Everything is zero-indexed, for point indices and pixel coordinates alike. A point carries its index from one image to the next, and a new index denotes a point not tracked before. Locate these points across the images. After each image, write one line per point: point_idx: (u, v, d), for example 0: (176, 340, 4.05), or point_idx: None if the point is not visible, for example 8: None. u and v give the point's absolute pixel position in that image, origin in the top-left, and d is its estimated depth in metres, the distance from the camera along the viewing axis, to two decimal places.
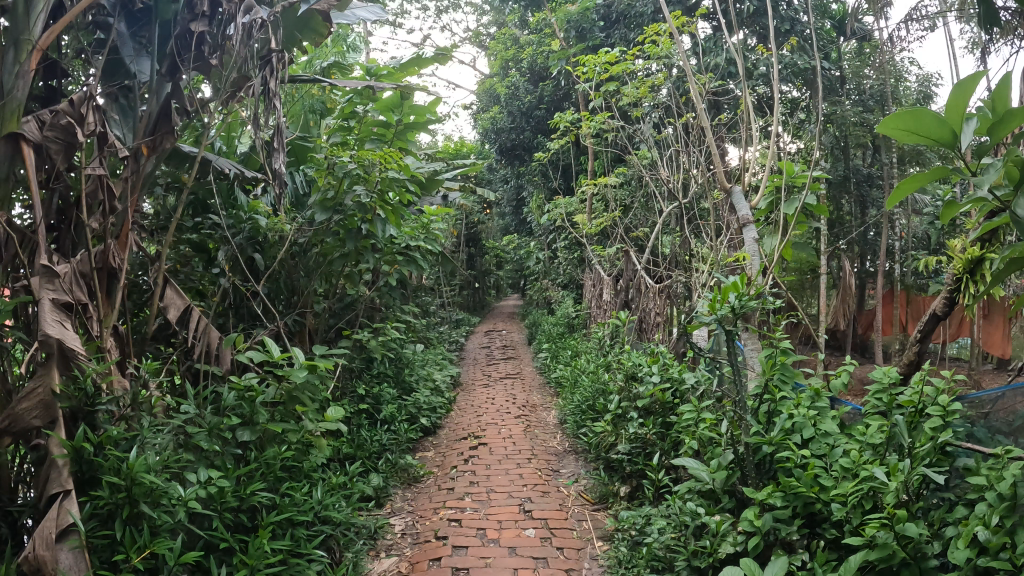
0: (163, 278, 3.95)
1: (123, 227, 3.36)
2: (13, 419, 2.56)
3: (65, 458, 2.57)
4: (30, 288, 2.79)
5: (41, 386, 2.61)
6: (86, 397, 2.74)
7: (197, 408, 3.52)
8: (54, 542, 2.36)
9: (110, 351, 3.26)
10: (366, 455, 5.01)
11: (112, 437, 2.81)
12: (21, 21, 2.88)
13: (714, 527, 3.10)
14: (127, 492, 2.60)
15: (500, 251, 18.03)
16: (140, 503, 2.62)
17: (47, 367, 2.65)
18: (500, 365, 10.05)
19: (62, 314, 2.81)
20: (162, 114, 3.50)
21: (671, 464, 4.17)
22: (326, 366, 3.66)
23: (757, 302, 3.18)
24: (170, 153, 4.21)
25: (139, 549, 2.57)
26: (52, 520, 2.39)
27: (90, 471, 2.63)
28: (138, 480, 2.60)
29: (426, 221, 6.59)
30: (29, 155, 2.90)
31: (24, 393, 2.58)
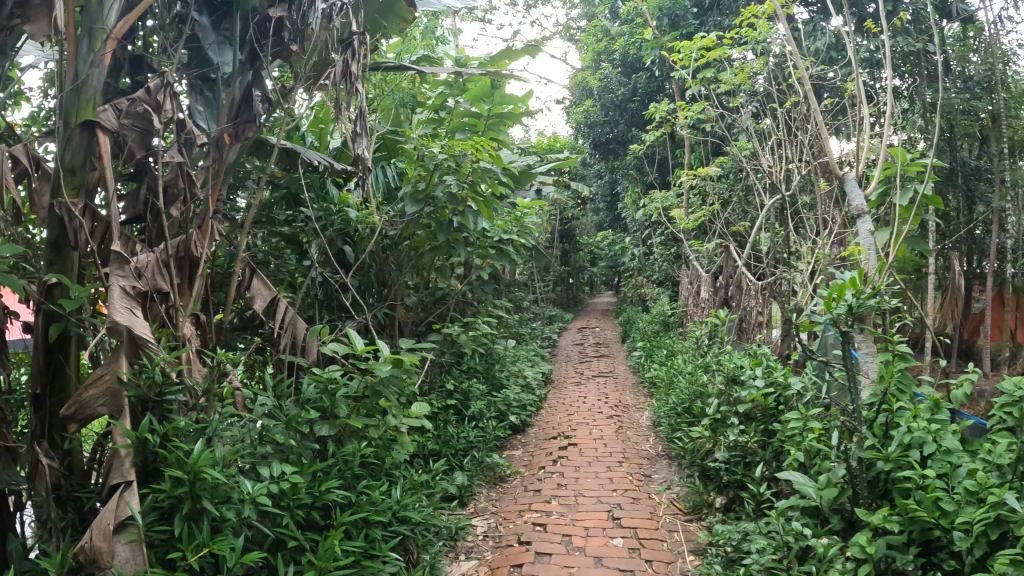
0: (248, 267, 3.89)
1: (204, 216, 3.39)
2: (81, 406, 2.74)
3: (127, 449, 2.59)
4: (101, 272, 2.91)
5: (108, 372, 2.78)
6: (154, 386, 2.84)
7: (277, 402, 3.48)
8: (109, 533, 2.36)
9: (189, 340, 3.31)
10: (450, 453, 4.91)
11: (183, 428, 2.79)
12: (94, 11, 2.98)
13: (821, 551, 2.89)
14: (189, 486, 2.55)
15: (594, 247, 17.81)
16: (202, 499, 2.56)
17: (115, 354, 2.81)
18: (593, 364, 9.84)
19: (132, 300, 2.91)
20: (244, 100, 3.51)
21: (773, 475, 3.94)
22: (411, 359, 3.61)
23: (876, 300, 2.96)
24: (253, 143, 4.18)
25: (196, 547, 2.49)
26: (110, 511, 2.39)
27: (153, 462, 2.64)
28: (200, 476, 2.55)
29: (519, 214, 6.46)
30: (105, 143, 3.00)
31: (93, 380, 2.76)
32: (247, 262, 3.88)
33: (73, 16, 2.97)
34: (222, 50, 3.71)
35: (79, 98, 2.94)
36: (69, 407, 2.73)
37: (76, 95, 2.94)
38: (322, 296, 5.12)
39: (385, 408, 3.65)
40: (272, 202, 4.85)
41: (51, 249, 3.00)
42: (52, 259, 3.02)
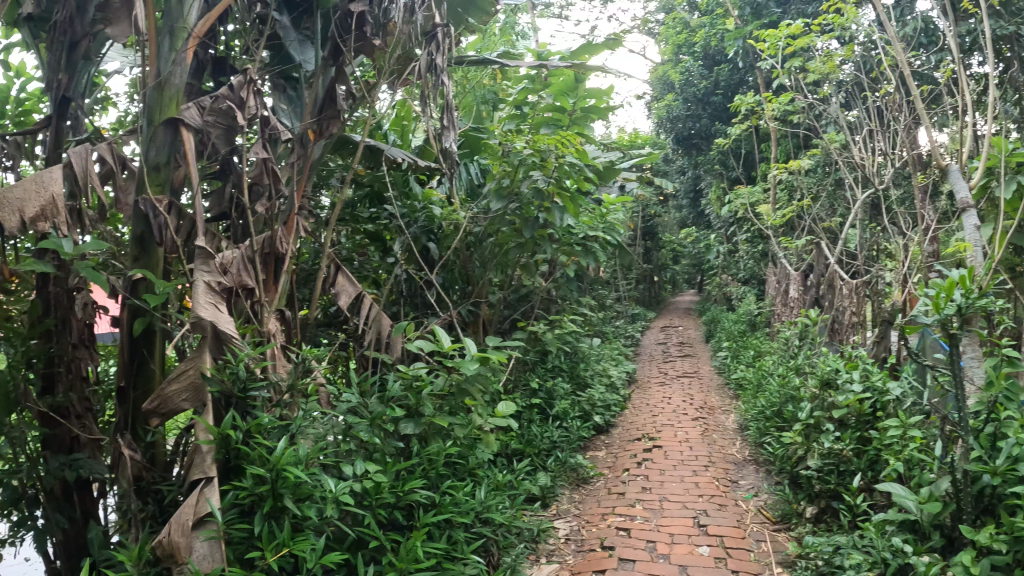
0: (333, 262, 3.93)
1: (289, 213, 3.45)
2: (163, 401, 2.87)
3: (208, 445, 2.74)
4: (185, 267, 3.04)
5: (192, 367, 2.90)
6: (238, 382, 2.95)
7: (362, 399, 3.48)
8: (188, 530, 2.50)
9: (274, 336, 3.40)
10: (534, 453, 4.87)
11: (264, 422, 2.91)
12: (175, 10, 3.08)
13: (922, 569, 2.77)
14: (270, 484, 2.62)
15: (677, 245, 17.53)
16: (284, 496, 2.60)
17: (200, 348, 2.93)
18: (678, 364, 9.67)
19: (215, 296, 3.01)
20: (328, 97, 3.50)
21: (870, 485, 3.79)
22: (498, 358, 3.66)
23: (987, 301, 2.83)
24: (336, 142, 4.19)
25: (277, 546, 2.51)
26: (190, 509, 2.56)
27: (235, 459, 2.80)
28: (282, 473, 2.61)
29: (604, 210, 6.36)
30: (189, 140, 3.10)
31: (177, 375, 2.89)
32: (332, 259, 3.90)
33: (154, 19, 3.07)
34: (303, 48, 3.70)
35: (163, 96, 3.04)
36: (153, 402, 2.87)
37: (160, 94, 3.04)
38: (408, 292, 5.14)
39: (470, 407, 3.67)
40: (356, 200, 4.86)
41: (136, 245, 3.18)
42: (138, 255, 3.17)
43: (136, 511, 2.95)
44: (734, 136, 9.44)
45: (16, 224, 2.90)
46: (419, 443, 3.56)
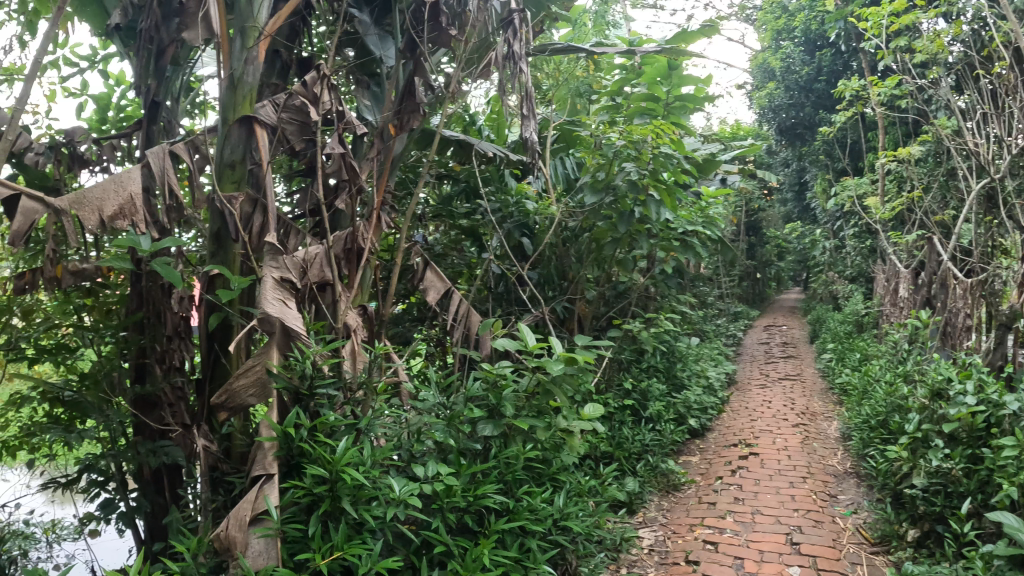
0: (420, 260, 3.64)
1: (370, 208, 3.45)
2: (232, 395, 2.98)
3: (271, 442, 2.87)
4: (255, 265, 3.12)
5: (258, 364, 3.00)
6: (305, 379, 3.05)
7: (441, 398, 3.41)
8: (243, 525, 2.63)
9: (356, 330, 3.43)
10: (622, 456, 4.73)
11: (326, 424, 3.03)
12: (245, 11, 3.03)
13: None
14: (330, 485, 2.73)
15: (783, 240, 16.98)
16: (340, 499, 2.70)
17: (267, 345, 3.03)
18: (781, 365, 9.32)
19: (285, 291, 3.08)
20: (406, 89, 3.30)
21: (982, 509, 3.51)
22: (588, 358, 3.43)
23: None
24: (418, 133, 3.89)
25: (329, 548, 2.57)
26: (248, 504, 2.67)
27: (297, 456, 2.92)
28: (342, 475, 2.71)
29: (704, 204, 6.12)
30: (263, 138, 3.08)
31: (243, 371, 2.98)
32: (419, 253, 3.64)
33: (224, 19, 3.02)
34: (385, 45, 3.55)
35: (236, 96, 3.04)
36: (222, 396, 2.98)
37: (235, 94, 3.04)
38: (498, 288, 5.03)
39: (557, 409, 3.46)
40: (453, 195, 4.73)
41: (214, 242, 3.21)
42: (216, 250, 3.21)
43: (207, 501, 2.99)
44: (839, 124, 9.01)
45: (96, 225, 2.93)
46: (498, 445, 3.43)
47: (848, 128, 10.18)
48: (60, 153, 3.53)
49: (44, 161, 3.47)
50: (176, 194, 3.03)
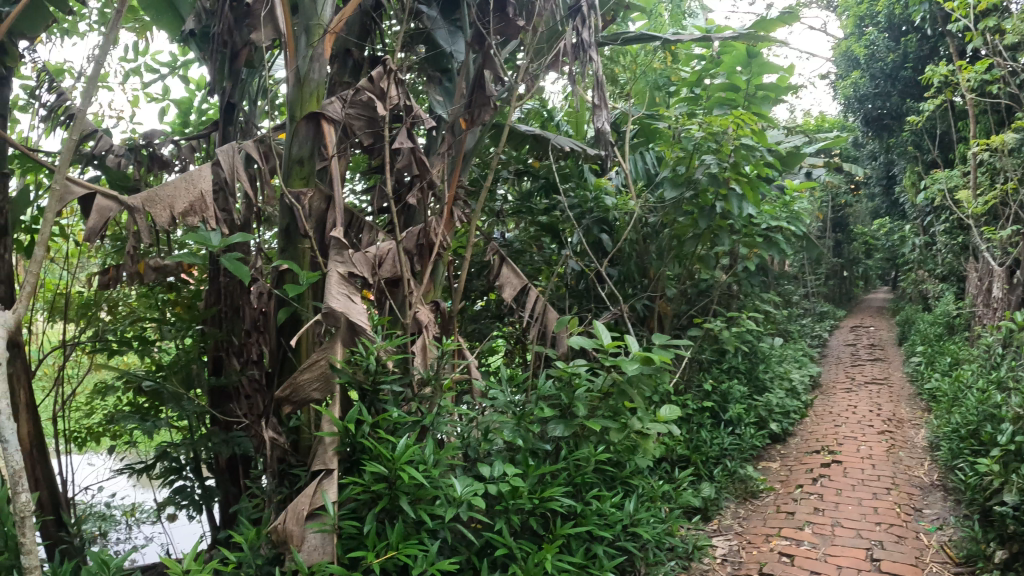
0: (497, 255, 3.48)
1: (444, 204, 3.36)
2: (296, 389, 2.98)
3: (331, 437, 2.92)
4: (322, 260, 3.09)
5: (322, 358, 3.00)
6: (368, 375, 3.06)
7: (512, 397, 3.34)
8: (300, 520, 2.70)
9: (426, 328, 3.36)
10: (700, 460, 4.62)
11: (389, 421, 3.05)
12: (309, 8, 3.02)
13: None
14: (386, 484, 2.79)
15: (872, 237, 16.48)
16: (397, 498, 2.75)
17: (331, 340, 3.03)
18: (867, 368, 9.03)
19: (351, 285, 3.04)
20: (477, 82, 3.21)
21: None
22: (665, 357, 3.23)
23: None
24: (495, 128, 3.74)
25: (382, 546, 2.63)
26: (305, 499, 2.74)
27: (356, 453, 2.98)
28: (400, 473, 2.76)
29: (788, 199, 5.92)
30: (330, 133, 3.08)
31: (307, 365, 2.98)
32: (495, 249, 3.48)
33: (289, 17, 3.02)
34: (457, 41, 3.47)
35: (303, 92, 3.03)
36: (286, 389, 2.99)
37: (302, 91, 3.04)
38: (577, 284, 4.91)
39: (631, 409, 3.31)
40: (533, 191, 4.66)
41: (284, 238, 3.19)
42: (285, 245, 3.18)
43: (272, 493, 2.98)
44: (926, 114, 8.64)
45: (167, 222, 2.96)
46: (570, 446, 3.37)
47: (939, 118, 9.75)
48: (141, 155, 3.54)
49: (126, 163, 3.49)
50: (246, 190, 3.04)
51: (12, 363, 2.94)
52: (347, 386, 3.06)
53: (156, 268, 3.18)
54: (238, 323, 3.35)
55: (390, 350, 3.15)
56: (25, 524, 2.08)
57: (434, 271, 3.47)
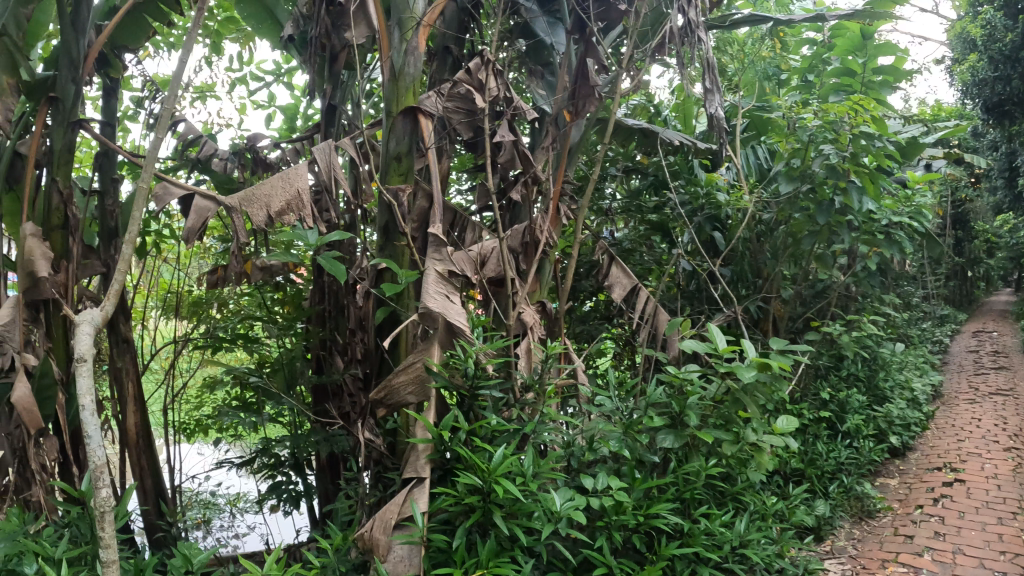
0: (606, 253, 3.26)
1: (549, 199, 3.19)
2: (391, 392, 2.92)
3: (425, 445, 2.91)
4: (420, 258, 3.00)
5: (418, 362, 2.93)
6: (466, 378, 2.97)
7: (620, 404, 3.15)
8: (389, 529, 2.75)
9: (532, 329, 3.20)
10: (815, 475, 4.42)
11: (486, 427, 2.97)
12: (401, 1, 2.96)
13: None
14: (479, 497, 2.76)
15: (997, 236, 15.62)
16: (488, 513, 2.73)
17: (429, 343, 2.97)
18: (991, 376, 8.52)
19: (449, 285, 2.95)
20: (579, 71, 3.04)
21: None
22: (782, 364, 3.00)
23: None
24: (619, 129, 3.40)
25: (467, 563, 2.63)
26: (394, 508, 2.77)
27: (450, 460, 2.92)
28: (495, 487, 2.74)
29: (911, 193, 5.54)
30: (427, 128, 3.01)
31: (403, 368, 2.92)
32: (604, 247, 3.25)
33: (382, 11, 2.96)
34: (558, 32, 3.25)
35: (398, 88, 2.98)
36: (381, 392, 2.93)
37: (397, 87, 2.98)
38: (687, 286, 4.51)
39: (746, 418, 3.05)
40: (642, 188, 4.33)
41: (382, 236, 3.12)
42: (384, 245, 3.12)
43: (365, 496, 2.93)
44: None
45: (263, 221, 2.95)
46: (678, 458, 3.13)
47: None
48: (244, 157, 3.48)
49: (230, 167, 3.44)
50: (344, 188, 2.99)
51: (119, 358, 2.90)
52: (442, 389, 2.99)
53: (262, 267, 3.16)
54: (343, 322, 3.25)
55: (490, 353, 3.05)
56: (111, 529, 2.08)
57: (541, 271, 3.30)
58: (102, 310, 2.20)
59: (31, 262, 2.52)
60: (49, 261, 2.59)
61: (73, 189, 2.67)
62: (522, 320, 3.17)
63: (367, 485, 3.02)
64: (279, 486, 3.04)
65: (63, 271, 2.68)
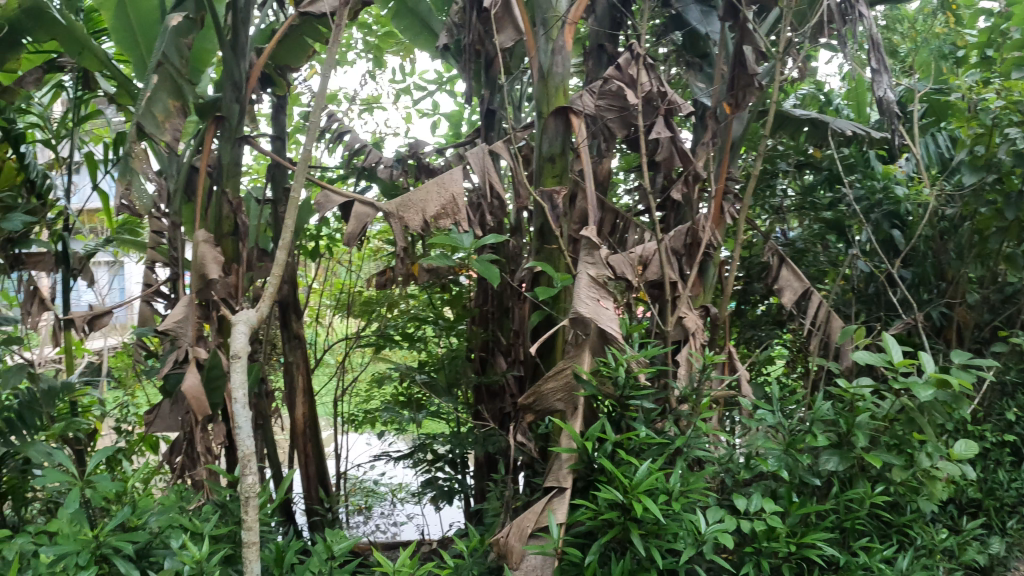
0: (777, 254, 3.01)
1: (715, 198, 3.01)
2: (540, 398, 2.91)
3: (570, 455, 2.84)
4: (572, 262, 2.95)
5: (569, 368, 2.90)
6: (617, 386, 2.86)
7: (782, 417, 2.90)
8: (525, 538, 2.74)
9: (694, 335, 3.03)
10: (995, 512, 3.50)
11: (634, 439, 2.85)
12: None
13: None
14: (621, 514, 2.69)
15: None
16: (628, 530, 2.65)
17: (580, 349, 2.92)
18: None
19: (601, 289, 2.87)
20: (738, 61, 2.84)
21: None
22: (966, 384, 2.63)
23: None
24: (777, 119, 3.03)
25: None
26: (532, 517, 2.76)
27: (594, 472, 2.83)
28: (636, 504, 2.62)
29: None
30: (581, 128, 2.94)
31: (554, 374, 2.89)
32: (773, 249, 3.04)
33: (527, 12, 2.94)
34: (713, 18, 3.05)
35: (548, 89, 2.93)
36: (530, 398, 2.92)
37: (546, 88, 2.94)
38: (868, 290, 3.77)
39: (921, 441, 2.71)
40: (816, 184, 3.75)
41: (539, 239, 3.09)
42: (540, 249, 3.08)
43: (511, 500, 2.92)
44: None
45: (420, 226, 3.01)
46: (841, 483, 2.84)
47: None
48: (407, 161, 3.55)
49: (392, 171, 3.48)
50: (499, 191, 3.00)
51: (291, 353, 3.12)
52: (591, 397, 2.91)
53: (429, 269, 3.27)
54: (507, 324, 3.25)
55: (644, 362, 2.91)
56: (254, 509, 2.31)
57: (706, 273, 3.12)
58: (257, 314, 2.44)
59: (202, 266, 2.76)
60: (220, 266, 2.84)
61: (241, 199, 2.91)
62: (683, 326, 3.01)
63: (515, 490, 3.02)
64: (436, 481, 3.15)
65: (234, 274, 2.92)
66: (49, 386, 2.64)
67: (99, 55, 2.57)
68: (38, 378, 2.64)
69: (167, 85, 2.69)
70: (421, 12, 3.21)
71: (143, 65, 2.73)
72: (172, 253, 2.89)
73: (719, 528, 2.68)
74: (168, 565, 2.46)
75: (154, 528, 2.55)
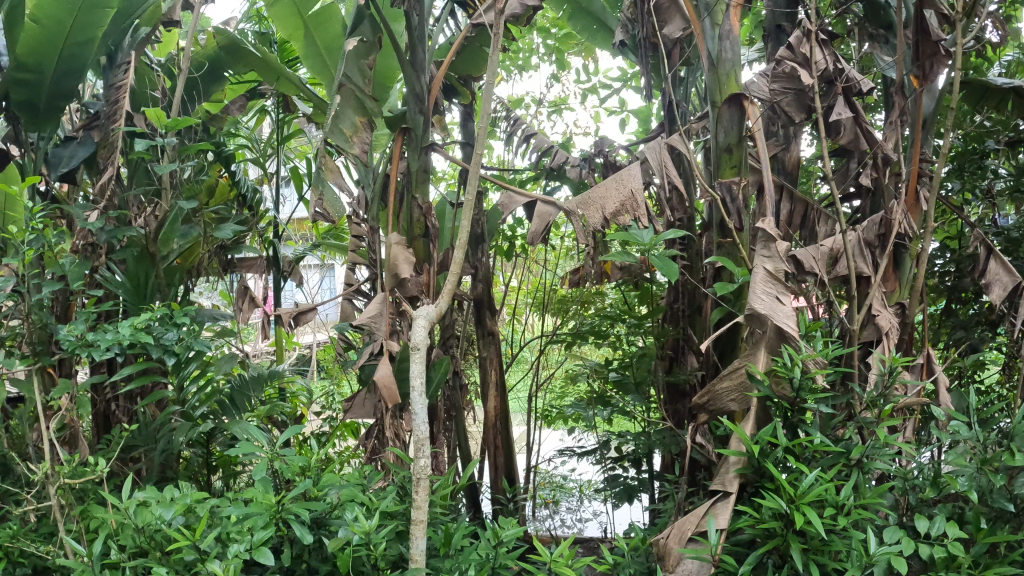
0: (985, 244, 2.67)
1: (911, 185, 2.75)
2: (715, 398, 2.70)
3: (737, 458, 2.62)
4: (748, 255, 2.67)
5: (744, 367, 2.66)
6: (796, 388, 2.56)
7: (979, 430, 2.54)
8: (683, 540, 2.55)
9: (889, 335, 2.74)
10: None
11: (807, 446, 2.54)
12: None
13: None
14: (783, 525, 2.39)
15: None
16: (790, 543, 2.34)
17: (756, 347, 2.67)
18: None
19: (781, 283, 2.58)
20: (920, 28, 2.58)
21: None
22: None
23: None
24: (971, 88, 3.00)
25: None
26: (692, 519, 2.59)
27: (762, 480, 2.59)
28: (800, 512, 2.31)
29: None
30: (756, 114, 2.79)
31: (728, 374, 2.67)
32: (981, 238, 2.70)
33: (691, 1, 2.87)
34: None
35: (719, 77, 2.82)
36: (704, 398, 2.70)
37: (717, 75, 2.83)
38: None
39: None
40: None
41: (719, 233, 2.94)
42: (722, 242, 2.92)
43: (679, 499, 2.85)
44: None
45: (600, 226, 2.81)
46: None
47: None
48: (598, 163, 3.62)
49: (582, 172, 3.56)
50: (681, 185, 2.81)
51: (485, 349, 3.37)
52: (767, 400, 2.67)
53: (621, 267, 3.24)
54: (698, 322, 3.16)
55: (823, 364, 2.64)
56: (416, 489, 2.09)
57: (905, 266, 2.84)
58: (435, 305, 2.09)
59: (392, 265, 2.93)
60: (412, 265, 2.96)
61: (429, 203, 3.10)
62: (876, 325, 2.72)
63: (685, 491, 2.91)
64: (617, 478, 3.28)
65: (425, 273, 3.10)
66: (258, 374, 3.15)
67: (290, 80, 3.28)
68: (248, 367, 3.20)
69: (352, 102, 2.99)
70: (594, 10, 3.65)
71: (330, 83, 3.35)
72: (370, 254, 3.16)
73: (894, 549, 2.27)
74: (341, 534, 2.40)
75: (333, 500, 2.55)
